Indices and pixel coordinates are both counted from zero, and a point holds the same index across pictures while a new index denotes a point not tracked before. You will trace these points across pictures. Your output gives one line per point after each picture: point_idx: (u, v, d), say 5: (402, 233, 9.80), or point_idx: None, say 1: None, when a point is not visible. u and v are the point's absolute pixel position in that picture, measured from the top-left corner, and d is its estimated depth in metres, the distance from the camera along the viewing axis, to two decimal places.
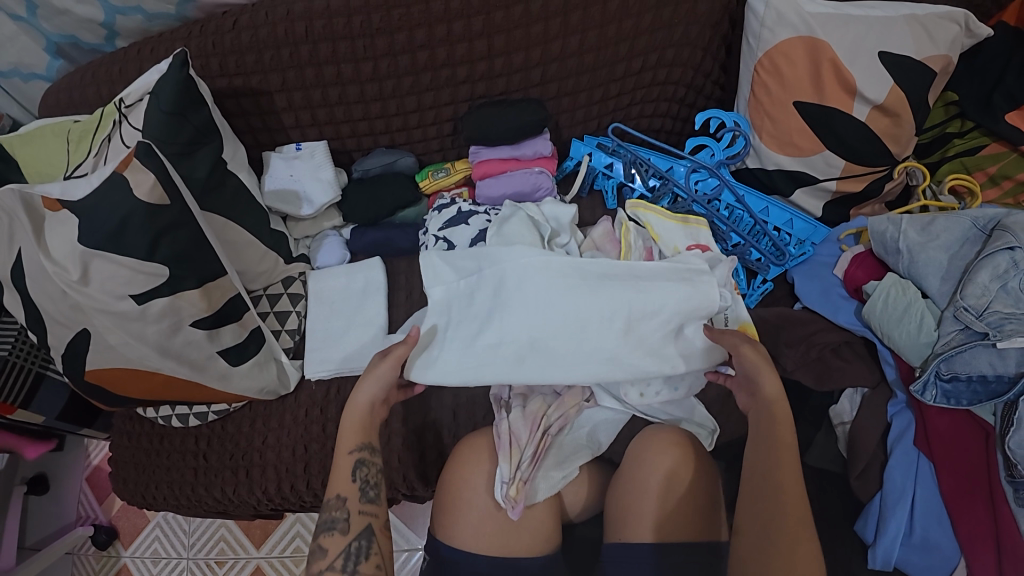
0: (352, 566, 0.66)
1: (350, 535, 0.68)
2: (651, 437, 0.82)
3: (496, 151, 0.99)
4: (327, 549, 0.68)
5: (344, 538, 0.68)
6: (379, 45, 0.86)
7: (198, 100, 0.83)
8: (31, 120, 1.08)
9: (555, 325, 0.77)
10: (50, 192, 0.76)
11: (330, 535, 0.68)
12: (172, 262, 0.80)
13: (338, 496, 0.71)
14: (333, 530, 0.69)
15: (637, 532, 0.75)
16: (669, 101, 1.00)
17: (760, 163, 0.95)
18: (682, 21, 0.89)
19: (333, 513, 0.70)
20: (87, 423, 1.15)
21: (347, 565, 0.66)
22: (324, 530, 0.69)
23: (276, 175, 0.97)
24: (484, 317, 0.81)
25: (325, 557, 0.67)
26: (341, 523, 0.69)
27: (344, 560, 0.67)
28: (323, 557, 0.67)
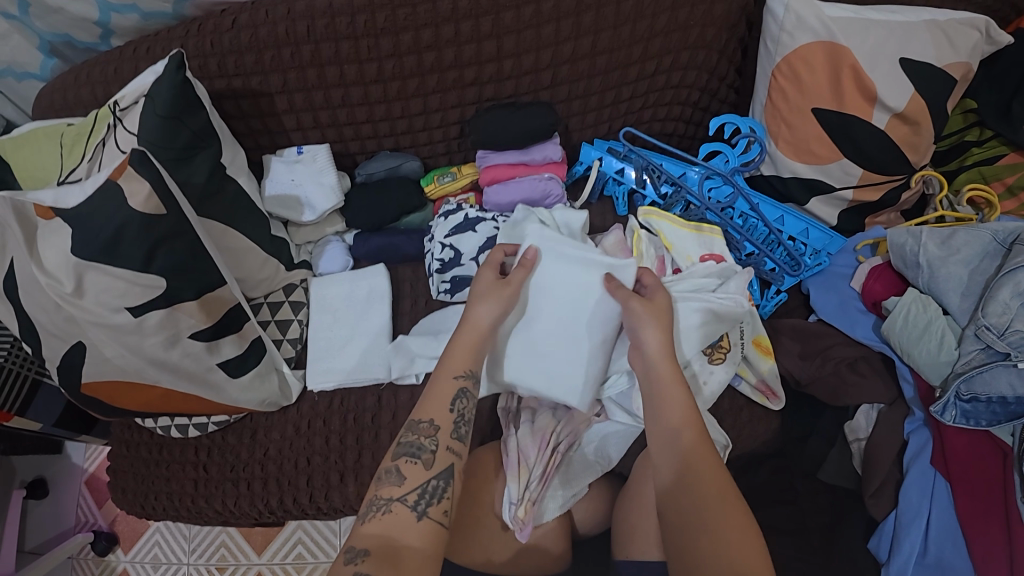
0: (423, 506, 0.61)
1: (432, 472, 0.63)
2: None
3: (504, 155, 0.94)
4: (405, 477, 0.62)
5: (426, 472, 0.63)
6: (384, 45, 0.83)
7: (196, 104, 0.80)
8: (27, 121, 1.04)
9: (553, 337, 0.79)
10: (42, 201, 0.73)
11: (414, 464, 0.63)
12: (170, 273, 0.77)
13: (431, 422, 0.66)
14: (417, 459, 0.64)
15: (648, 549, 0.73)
16: (683, 104, 0.96)
17: (775, 171, 0.93)
18: (697, 23, 0.87)
19: (421, 439, 0.65)
20: (86, 430, 1.12)
21: (419, 502, 0.61)
22: (405, 455, 0.64)
23: (277, 179, 0.93)
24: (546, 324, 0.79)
25: (399, 485, 0.62)
26: (426, 454, 0.64)
27: (417, 497, 0.61)
28: (397, 485, 0.62)
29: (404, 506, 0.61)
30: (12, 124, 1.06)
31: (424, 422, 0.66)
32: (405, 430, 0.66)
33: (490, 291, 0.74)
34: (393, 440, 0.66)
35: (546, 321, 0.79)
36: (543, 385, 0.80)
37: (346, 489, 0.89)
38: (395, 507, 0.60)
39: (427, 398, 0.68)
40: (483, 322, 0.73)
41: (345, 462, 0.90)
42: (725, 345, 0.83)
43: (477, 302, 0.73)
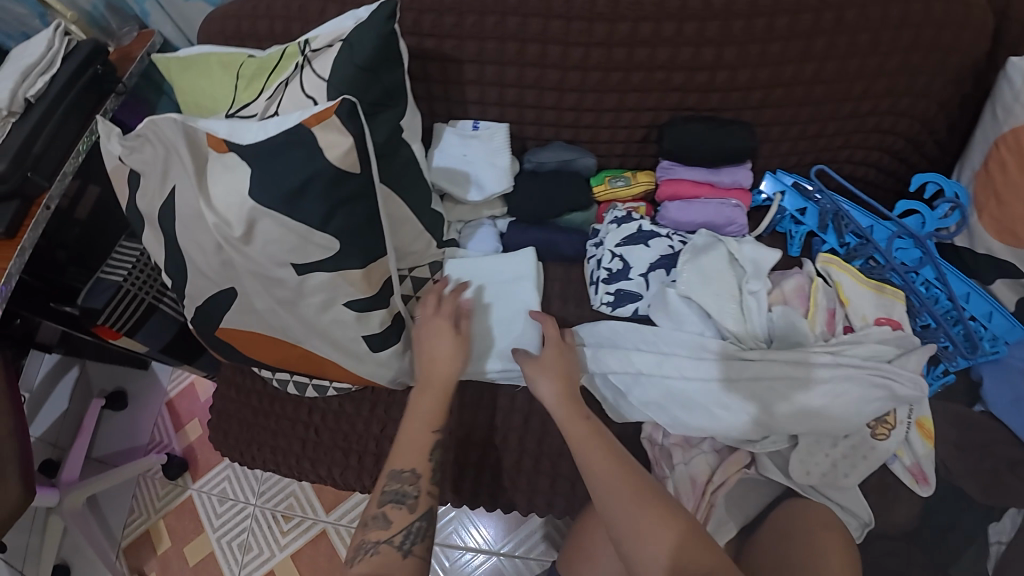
0: (409, 545, 0.66)
1: (415, 514, 0.68)
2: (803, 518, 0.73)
3: (691, 171, 0.88)
4: (391, 520, 0.67)
5: (410, 514, 0.68)
6: (597, 32, 0.77)
7: (396, 61, 0.75)
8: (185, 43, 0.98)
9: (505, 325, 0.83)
10: (217, 131, 0.71)
11: (397, 509, 0.68)
12: (343, 236, 0.73)
13: (413, 471, 0.70)
14: (400, 504, 0.68)
15: None
16: (883, 151, 0.90)
17: (970, 244, 0.86)
18: (930, 72, 0.80)
19: (405, 487, 0.69)
20: (189, 360, 1.06)
21: (404, 542, 0.66)
22: (390, 501, 0.68)
23: (447, 151, 0.87)
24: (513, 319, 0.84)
25: (387, 528, 0.66)
26: (410, 499, 0.68)
27: (402, 538, 0.66)
28: (384, 529, 0.66)
29: (390, 547, 0.65)
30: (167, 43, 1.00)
31: (406, 471, 0.70)
32: (387, 479, 0.70)
33: (441, 342, 0.76)
34: (378, 488, 0.69)
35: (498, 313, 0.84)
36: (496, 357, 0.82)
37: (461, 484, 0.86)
38: (382, 548, 0.65)
39: (403, 448, 0.71)
40: (447, 381, 0.74)
41: (466, 458, 0.86)
42: (890, 421, 0.79)
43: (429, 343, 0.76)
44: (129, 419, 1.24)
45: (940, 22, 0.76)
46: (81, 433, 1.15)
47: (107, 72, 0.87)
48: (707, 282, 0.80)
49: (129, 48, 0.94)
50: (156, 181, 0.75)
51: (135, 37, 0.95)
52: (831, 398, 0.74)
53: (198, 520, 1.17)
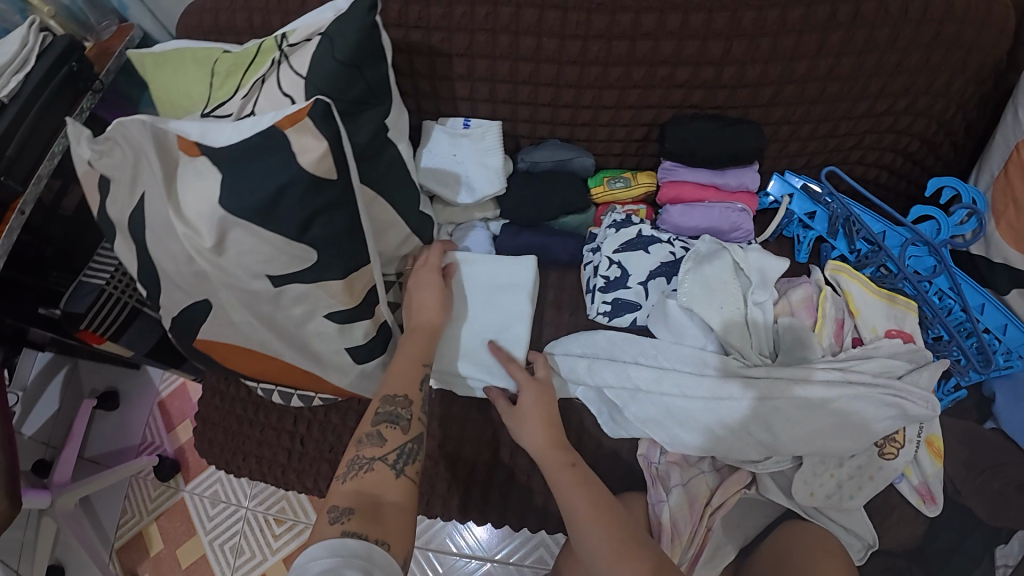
0: (401, 464, 0.63)
1: (408, 436, 0.66)
2: (801, 538, 0.71)
3: (696, 173, 0.82)
4: (385, 438, 0.64)
5: (403, 435, 0.65)
6: (596, 23, 0.72)
7: (379, 55, 0.70)
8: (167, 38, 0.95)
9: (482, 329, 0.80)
10: (188, 133, 0.67)
11: (391, 428, 0.65)
12: (321, 246, 0.69)
13: (405, 396, 0.68)
14: (395, 424, 0.66)
15: None
16: (896, 152, 0.85)
17: (985, 253, 0.81)
18: (952, 69, 0.75)
19: (398, 409, 0.67)
20: (176, 364, 1.02)
21: (397, 462, 0.63)
22: (384, 421, 0.66)
23: (436, 150, 0.81)
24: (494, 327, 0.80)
25: (381, 446, 0.64)
26: (404, 421, 0.66)
27: (396, 457, 0.64)
28: (379, 445, 0.64)
29: (384, 465, 0.63)
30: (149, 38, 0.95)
31: (399, 397, 0.68)
32: (381, 401, 0.67)
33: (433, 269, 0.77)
34: (370, 411, 0.67)
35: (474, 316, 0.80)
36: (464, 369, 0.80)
37: (451, 500, 0.82)
38: (376, 465, 0.62)
39: (393, 375, 0.70)
40: (435, 325, 0.74)
41: (455, 473, 0.82)
42: (899, 439, 0.75)
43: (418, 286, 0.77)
44: (121, 419, 1.21)
45: (963, 17, 0.71)
46: (74, 432, 1.12)
47: (83, 68, 0.81)
48: (709, 294, 0.75)
49: (107, 44, 0.87)
50: (125, 190, 0.70)
51: (114, 31, 0.89)
52: (838, 420, 0.71)
53: (190, 521, 1.15)
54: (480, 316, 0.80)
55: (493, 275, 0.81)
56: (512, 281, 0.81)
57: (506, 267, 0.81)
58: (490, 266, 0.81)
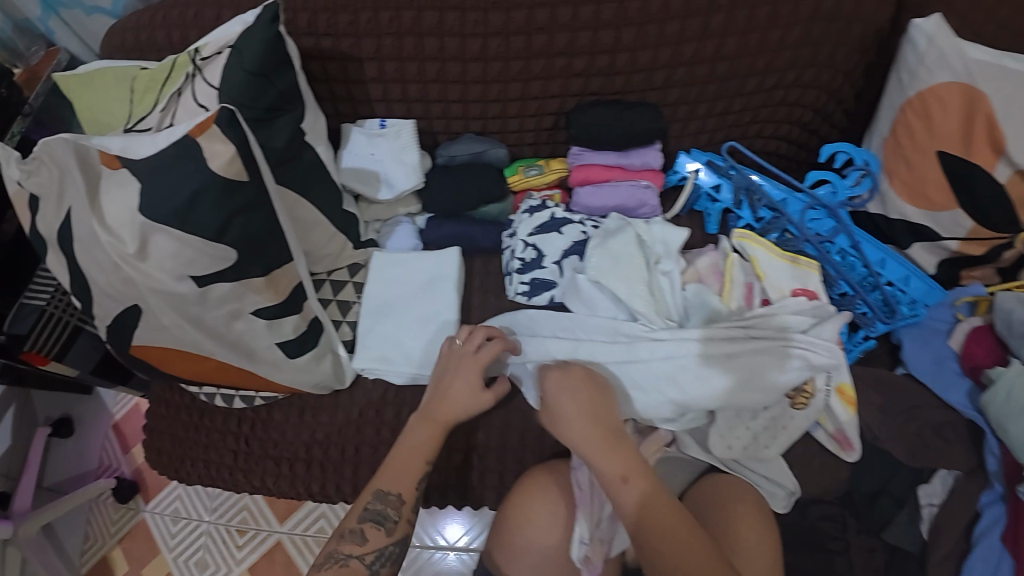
0: (378, 566, 0.66)
1: (392, 538, 0.67)
2: (720, 498, 0.74)
3: (601, 155, 0.87)
4: (367, 538, 0.66)
5: (386, 537, 0.67)
6: (493, 21, 0.77)
7: (287, 62, 0.75)
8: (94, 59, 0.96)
9: (407, 322, 0.86)
10: (109, 148, 0.70)
11: (375, 529, 0.67)
12: (241, 244, 0.73)
13: (398, 494, 0.69)
14: (380, 525, 0.67)
15: None
16: (793, 124, 0.90)
17: (883, 211, 0.87)
18: (829, 41, 0.80)
19: (387, 508, 0.68)
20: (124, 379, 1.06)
21: (374, 563, 0.66)
22: (370, 519, 0.67)
23: (355, 151, 0.86)
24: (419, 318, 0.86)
25: (361, 544, 0.66)
26: (390, 522, 0.68)
27: (374, 558, 0.66)
28: (359, 543, 0.66)
29: (361, 563, 0.65)
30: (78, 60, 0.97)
31: (391, 494, 0.69)
32: (371, 497, 0.68)
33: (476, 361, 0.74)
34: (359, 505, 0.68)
35: (400, 312, 0.86)
36: (387, 359, 0.85)
37: None
38: (354, 563, 0.64)
39: (394, 470, 0.70)
40: (451, 415, 0.73)
41: None
42: (809, 390, 0.78)
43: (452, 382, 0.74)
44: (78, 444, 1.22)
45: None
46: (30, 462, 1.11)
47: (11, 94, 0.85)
48: (617, 265, 0.79)
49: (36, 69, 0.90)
50: (53, 206, 0.73)
51: (44, 56, 0.92)
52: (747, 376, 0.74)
53: (154, 540, 1.15)
54: (405, 311, 0.86)
55: (417, 270, 0.88)
56: (434, 275, 0.87)
57: (428, 262, 0.88)
58: (413, 264, 0.88)
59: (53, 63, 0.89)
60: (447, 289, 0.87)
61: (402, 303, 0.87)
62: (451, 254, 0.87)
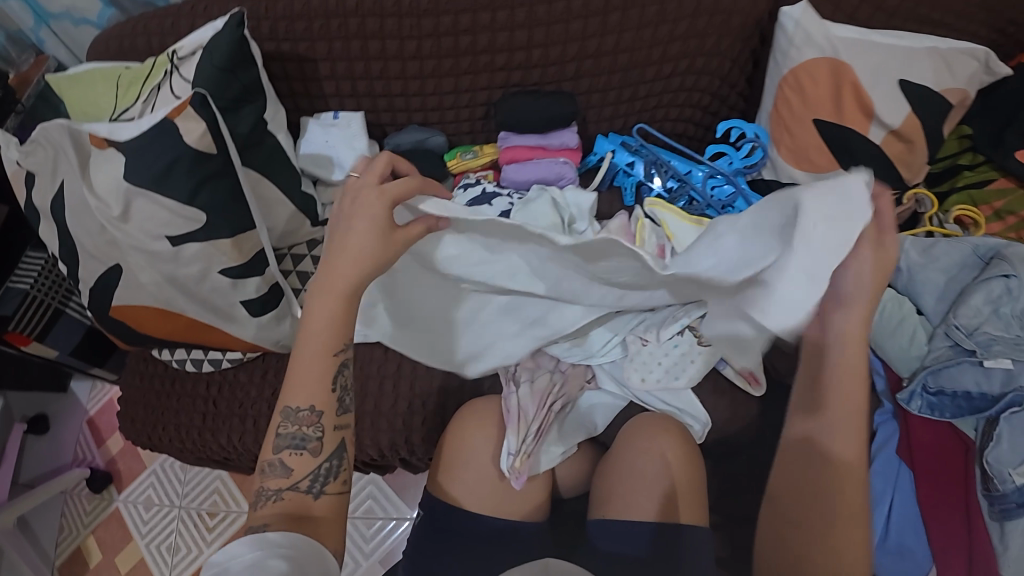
0: (318, 486, 0.66)
1: (320, 457, 0.66)
2: (641, 424, 0.85)
3: (524, 138, 1.01)
4: (290, 467, 0.65)
5: (313, 459, 0.66)
6: (425, 26, 0.90)
7: (249, 60, 0.87)
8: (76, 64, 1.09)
9: None
10: (98, 131, 0.80)
11: (299, 455, 0.66)
12: (211, 210, 0.85)
13: (310, 407, 0.66)
14: (301, 449, 0.66)
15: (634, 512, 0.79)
16: (693, 107, 1.03)
17: (775, 176, 0.99)
18: (714, 32, 0.93)
19: (303, 429, 0.66)
20: (99, 363, 1.16)
21: (313, 486, 0.66)
22: (290, 446, 0.66)
23: (312, 140, 1.00)
24: None
25: (286, 476, 0.65)
26: (311, 442, 0.66)
27: (310, 482, 0.66)
28: (284, 476, 0.65)
29: (297, 492, 0.65)
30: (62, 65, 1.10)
31: (302, 410, 0.66)
32: (282, 419, 0.66)
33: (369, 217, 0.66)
34: (272, 430, 0.66)
35: None
36: None
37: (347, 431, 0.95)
38: (285, 495, 0.64)
39: (298, 379, 0.66)
40: (345, 286, 0.67)
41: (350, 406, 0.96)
42: None
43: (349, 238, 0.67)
44: (52, 441, 1.27)
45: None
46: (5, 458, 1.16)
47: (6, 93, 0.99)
48: (535, 224, 0.90)
49: (27, 74, 1.05)
50: (48, 181, 0.84)
51: (32, 63, 1.07)
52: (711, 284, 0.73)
53: (127, 528, 1.21)
54: None
55: None
56: None
57: None
58: None
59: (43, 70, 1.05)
60: None
61: None
62: None
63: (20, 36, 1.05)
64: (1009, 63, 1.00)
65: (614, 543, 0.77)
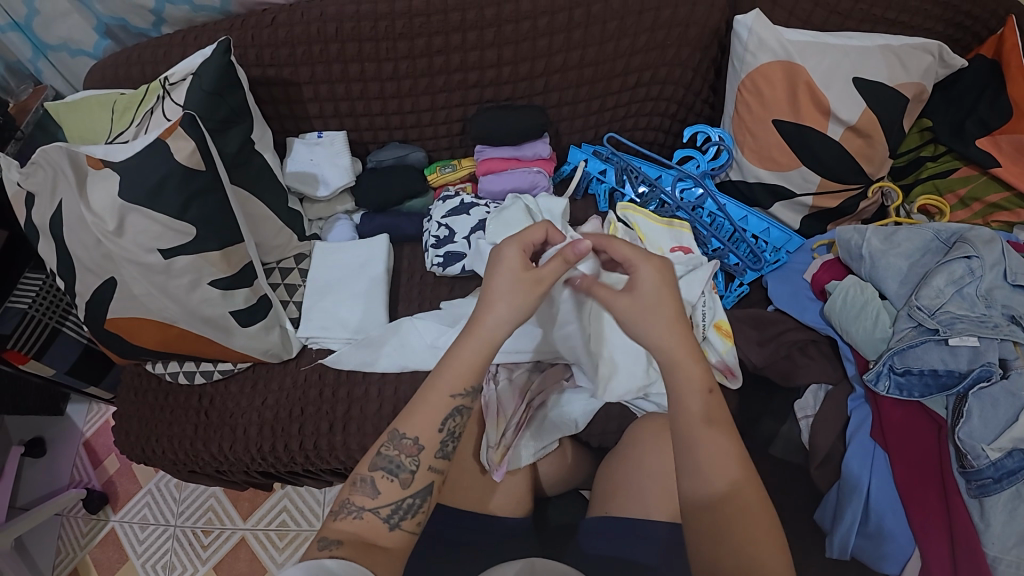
0: (397, 519, 0.61)
1: (408, 490, 0.62)
2: (645, 422, 0.86)
3: (499, 150, 1.06)
4: (378, 490, 0.62)
5: (402, 490, 0.62)
6: (401, 48, 0.95)
7: (236, 84, 0.92)
8: (73, 93, 1.17)
9: (345, 297, 1.02)
10: (94, 152, 0.85)
11: (390, 481, 0.62)
12: (200, 224, 0.89)
13: (415, 440, 0.63)
14: (393, 477, 0.62)
15: (621, 506, 0.78)
16: (662, 116, 1.08)
17: (742, 176, 1.04)
18: (673, 44, 0.98)
19: (402, 456, 0.63)
20: (95, 380, 1.21)
21: (391, 517, 0.61)
22: (382, 469, 0.62)
23: (298, 158, 1.05)
24: (354, 294, 1.02)
25: (373, 497, 0.61)
26: (405, 473, 0.62)
27: (390, 511, 0.61)
28: (371, 495, 0.62)
29: (376, 517, 0.61)
30: (60, 95, 1.18)
31: (407, 438, 0.63)
32: (386, 441, 0.63)
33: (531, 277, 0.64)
34: (374, 448, 0.63)
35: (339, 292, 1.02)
36: (328, 327, 1.00)
37: (334, 438, 0.96)
38: (366, 516, 0.60)
39: (415, 410, 0.63)
40: (495, 333, 0.63)
41: (335, 414, 0.97)
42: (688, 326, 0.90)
43: (495, 298, 0.63)
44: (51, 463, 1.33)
45: (674, 3, 0.94)
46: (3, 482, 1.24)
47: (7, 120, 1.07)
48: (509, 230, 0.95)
49: (26, 103, 1.13)
50: (46, 201, 0.88)
51: (31, 91, 1.15)
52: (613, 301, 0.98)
53: (123, 548, 1.25)
54: (344, 289, 1.02)
55: (351, 256, 1.05)
56: (368, 259, 1.04)
57: (361, 247, 1.05)
58: (349, 251, 1.05)
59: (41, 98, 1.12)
60: (380, 267, 1.04)
61: (340, 285, 1.02)
62: (381, 239, 1.05)
63: (19, 67, 1.13)
64: (969, 55, 1.03)
65: (602, 539, 0.77)
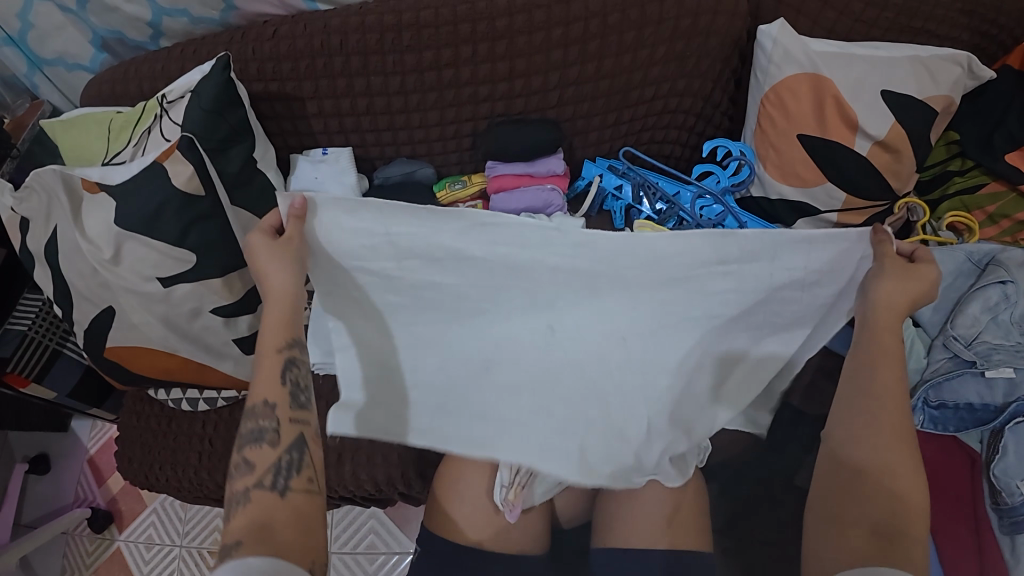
0: (283, 483, 0.65)
1: (280, 449, 0.67)
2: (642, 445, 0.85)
3: (511, 167, 1.04)
4: (253, 465, 0.65)
5: (274, 451, 0.66)
6: (408, 61, 0.90)
7: (237, 101, 0.83)
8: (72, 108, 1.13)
9: None
10: (90, 175, 0.82)
11: (259, 448, 0.66)
12: (200, 250, 0.85)
13: (265, 403, 0.69)
14: (261, 441, 0.67)
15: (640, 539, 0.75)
16: (679, 128, 1.05)
17: (764, 192, 1.00)
18: (692, 55, 0.94)
19: (261, 422, 0.68)
20: (98, 402, 1.19)
21: (276, 481, 0.65)
22: (250, 441, 0.67)
23: (301, 176, 1.02)
24: None
25: (251, 473, 0.65)
26: (269, 434, 0.67)
27: (273, 476, 0.65)
28: (249, 474, 0.65)
29: (263, 491, 0.64)
30: (58, 110, 1.15)
31: (263, 405, 0.69)
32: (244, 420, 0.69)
33: (278, 249, 0.73)
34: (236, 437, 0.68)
35: None
36: None
37: (342, 469, 0.94)
38: (253, 494, 0.63)
39: (256, 381, 0.70)
40: (283, 288, 0.72)
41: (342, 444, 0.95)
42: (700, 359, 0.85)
43: (267, 267, 0.72)
44: (55, 481, 1.31)
45: (696, 11, 0.89)
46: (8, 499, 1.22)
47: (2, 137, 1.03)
48: None
49: (22, 118, 1.09)
50: (41, 227, 0.86)
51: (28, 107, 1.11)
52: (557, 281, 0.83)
53: (129, 568, 1.24)
54: None
55: None
56: None
57: None
58: None
59: (38, 114, 1.08)
60: None
61: None
62: None
63: (15, 81, 1.10)
64: (995, 65, 0.98)
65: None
